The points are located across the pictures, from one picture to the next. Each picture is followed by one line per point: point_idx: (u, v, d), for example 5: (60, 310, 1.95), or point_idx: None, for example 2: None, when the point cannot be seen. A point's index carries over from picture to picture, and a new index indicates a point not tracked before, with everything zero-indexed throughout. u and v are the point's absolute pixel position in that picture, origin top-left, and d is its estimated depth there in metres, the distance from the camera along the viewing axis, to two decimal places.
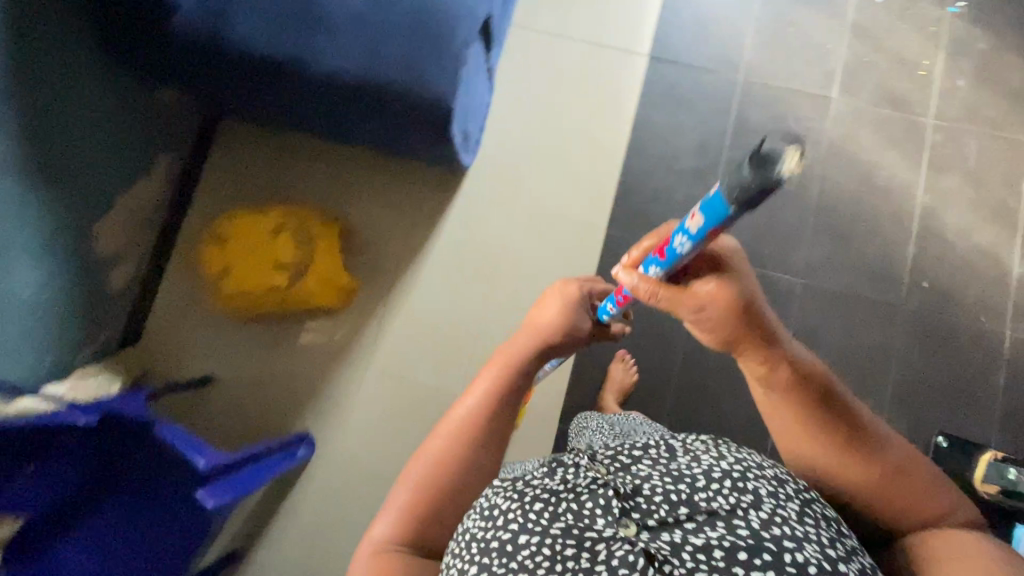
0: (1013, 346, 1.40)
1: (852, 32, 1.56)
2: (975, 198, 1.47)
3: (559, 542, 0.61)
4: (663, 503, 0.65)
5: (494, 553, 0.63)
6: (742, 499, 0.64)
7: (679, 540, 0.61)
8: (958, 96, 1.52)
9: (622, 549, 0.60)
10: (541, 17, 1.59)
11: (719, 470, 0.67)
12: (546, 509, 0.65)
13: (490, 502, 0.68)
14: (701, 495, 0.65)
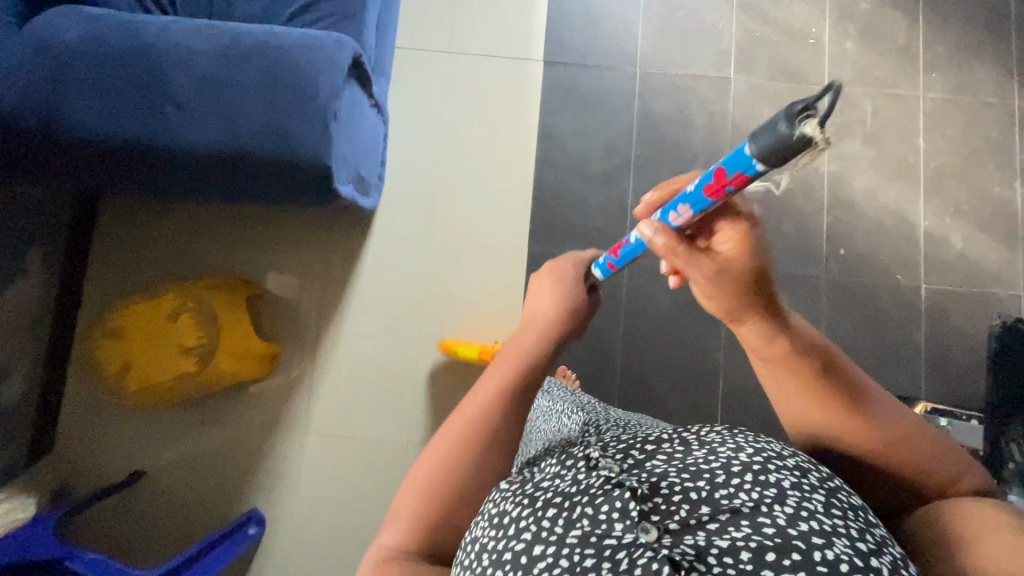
0: (930, 298, 1.45)
1: (739, 9, 1.55)
2: (878, 158, 1.50)
3: (576, 552, 0.53)
4: (682, 504, 0.56)
5: (507, 565, 0.55)
6: (765, 494, 0.56)
7: (703, 543, 0.53)
8: (848, 60, 1.54)
9: (644, 558, 0.51)
10: (427, 36, 1.53)
11: (739, 463, 0.59)
12: (559, 514, 0.56)
13: (499, 508, 0.60)
14: (722, 493, 0.57)
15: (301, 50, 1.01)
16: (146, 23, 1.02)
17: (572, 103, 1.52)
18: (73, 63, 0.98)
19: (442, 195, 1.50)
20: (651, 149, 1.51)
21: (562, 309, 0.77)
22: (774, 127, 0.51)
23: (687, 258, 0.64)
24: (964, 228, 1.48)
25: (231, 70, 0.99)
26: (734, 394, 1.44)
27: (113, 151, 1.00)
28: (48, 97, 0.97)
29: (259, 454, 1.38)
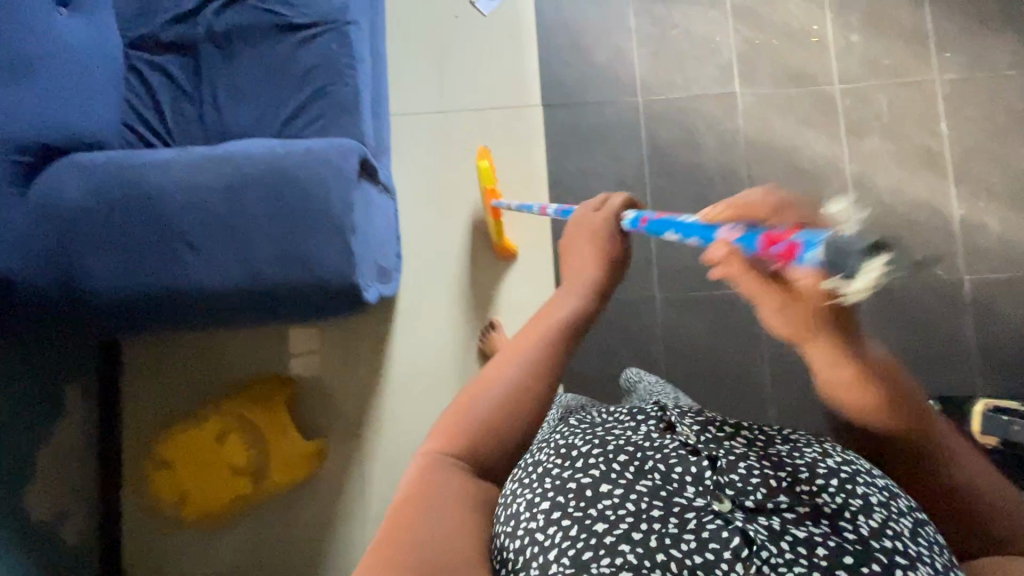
0: (973, 289, 1.41)
1: (734, 17, 1.49)
2: (900, 151, 1.44)
3: (646, 501, 0.56)
4: (759, 487, 0.57)
5: (574, 499, 0.58)
6: (848, 501, 0.56)
7: (777, 529, 0.54)
8: (856, 52, 1.47)
9: (713, 525, 0.54)
10: (419, 98, 1.48)
11: (825, 468, 0.58)
12: (633, 464, 0.59)
13: (568, 443, 0.64)
14: (804, 489, 0.57)
15: (306, 167, 0.98)
16: (147, 164, 0.99)
17: (577, 143, 1.47)
18: (82, 222, 0.96)
19: (460, 259, 1.46)
20: (665, 178, 1.46)
21: (602, 253, 0.75)
22: (846, 255, 0.44)
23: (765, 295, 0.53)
24: (999, 211, 1.43)
25: (241, 205, 0.96)
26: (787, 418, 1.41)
27: (132, 306, 0.97)
28: (67, 260, 0.96)
29: (320, 551, 1.35)
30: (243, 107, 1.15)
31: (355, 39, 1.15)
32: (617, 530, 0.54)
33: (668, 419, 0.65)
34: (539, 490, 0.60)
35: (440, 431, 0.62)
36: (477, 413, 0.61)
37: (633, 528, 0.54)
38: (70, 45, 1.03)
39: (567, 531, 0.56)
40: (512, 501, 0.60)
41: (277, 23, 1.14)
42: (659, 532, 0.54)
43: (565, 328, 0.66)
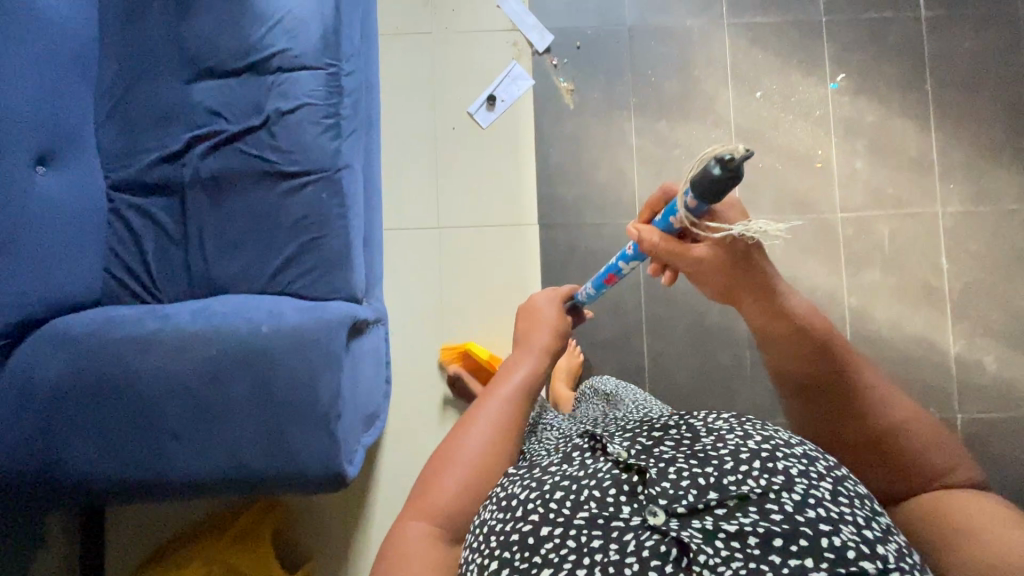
0: (966, 428, 1.40)
1: (739, 139, 1.46)
2: (900, 285, 1.43)
3: (582, 534, 0.51)
4: (691, 489, 0.52)
5: (515, 548, 0.52)
6: (772, 479, 0.52)
7: (711, 527, 0.50)
8: (860, 180, 1.45)
9: (650, 541, 0.49)
10: (413, 212, 1.46)
11: (748, 450, 0.54)
12: (568, 498, 0.53)
13: (507, 492, 0.58)
14: (731, 480, 0.52)
15: (293, 351, 0.96)
16: (128, 340, 0.96)
17: (575, 264, 1.44)
18: (58, 407, 0.93)
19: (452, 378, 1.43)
20: (663, 303, 1.43)
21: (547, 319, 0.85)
22: (705, 175, 0.67)
23: (665, 242, 0.74)
24: (996, 350, 1.41)
25: (226, 393, 0.94)
26: None
27: (109, 490, 0.95)
28: (42, 443, 0.93)
29: None
30: (231, 255, 1.10)
31: (346, 186, 1.12)
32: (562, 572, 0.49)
33: (598, 443, 0.61)
34: (487, 551, 0.54)
35: (418, 508, 0.63)
36: (448, 490, 0.63)
37: (577, 567, 0.49)
38: (39, 208, 0.99)
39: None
40: (468, 567, 0.56)
41: (267, 169, 1.11)
42: (602, 564, 0.48)
43: (524, 388, 0.73)
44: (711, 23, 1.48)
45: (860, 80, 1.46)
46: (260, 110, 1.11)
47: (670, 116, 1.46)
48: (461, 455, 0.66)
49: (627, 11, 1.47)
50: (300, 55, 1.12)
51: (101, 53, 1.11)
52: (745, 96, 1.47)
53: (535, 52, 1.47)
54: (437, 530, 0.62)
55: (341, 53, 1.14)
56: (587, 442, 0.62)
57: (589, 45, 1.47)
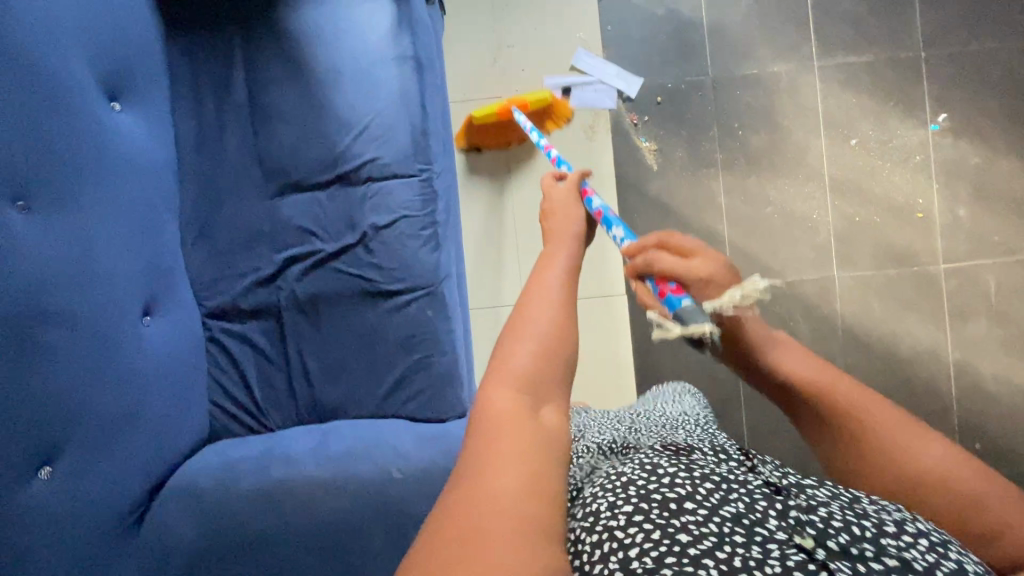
0: None
1: (834, 192, 1.38)
2: (1006, 336, 1.38)
3: (725, 525, 0.47)
4: (842, 532, 0.46)
5: (652, 503, 0.49)
6: (948, 568, 0.43)
7: (865, 573, 0.42)
8: (963, 229, 1.37)
9: (797, 556, 0.43)
10: (496, 290, 1.41)
11: (917, 528, 0.47)
12: (717, 490, 0.51)
13: (650, 461, 0.56)
14: (892, 543, 0.45)
15: (428, 493, 0.93)
16: (261, 493, 0.93)
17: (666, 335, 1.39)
18: (194, 571, 0.90)
19: None
20: None
21: (570, 211, 0.76)
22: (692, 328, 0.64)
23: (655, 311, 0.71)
24: None
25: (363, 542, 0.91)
26: None
27: None
28: None
29: None
30: (337, 379, 1.06)
31: (448, 300, 1.07)
32: (699, 544, 0.45)
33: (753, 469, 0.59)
34: (617, 496, 0.51)
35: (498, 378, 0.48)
36: (525, 354, 0.49)
37: (718, 547, 0.44)
38: (144, 360, 0.92)
39: (641, 530, 0.47)
40: (593, 502, 0.52)
41: (366, 288, 1.05)
42: (743, 555, 0.44)
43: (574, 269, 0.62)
44: (799, 67, 1.38)
45: (962, 120, 1.37)
46: (355, 225, 1.05)
47: (759, 172, 1.39)
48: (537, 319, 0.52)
49: (708, 61, 1.39)
50: (391, 162, 1.05)
51: (181, 175, 1.06)
52: (838, 144, 1.38)
53: (612, 113, 1.39)
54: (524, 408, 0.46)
55: (431, 156, 1.07)
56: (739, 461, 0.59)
57: (670, 100, 1.38)
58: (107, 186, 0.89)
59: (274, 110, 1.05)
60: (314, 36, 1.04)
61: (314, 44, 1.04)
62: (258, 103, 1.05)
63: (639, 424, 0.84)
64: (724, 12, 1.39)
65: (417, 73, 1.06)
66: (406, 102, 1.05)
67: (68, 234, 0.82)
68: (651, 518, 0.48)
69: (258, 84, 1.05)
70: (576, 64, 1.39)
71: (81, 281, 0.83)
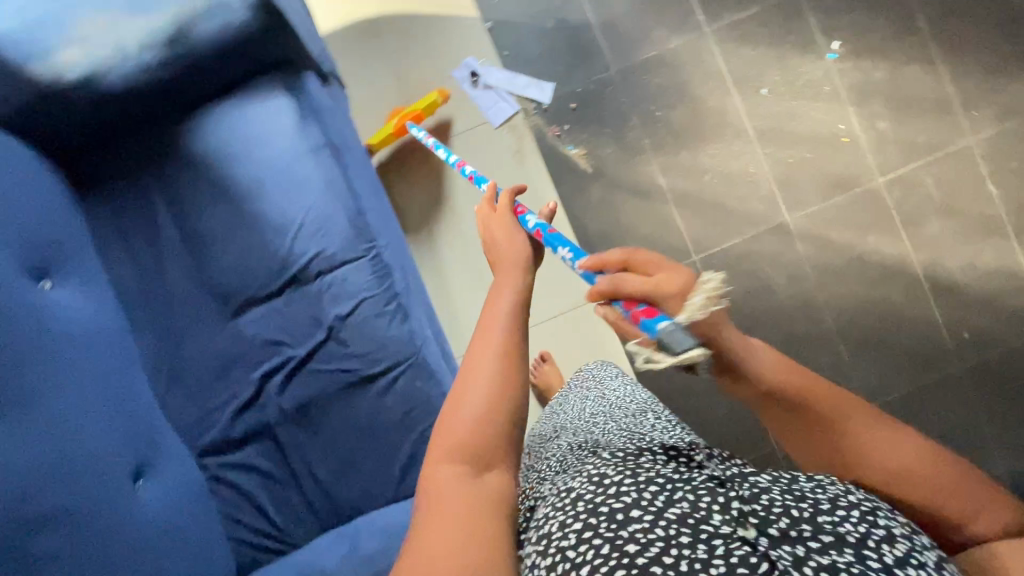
0: None
1: (763, 143, 1.43)
2: (960, 227, 1.43)
3: (672, 527, 0.51)
4: (784, 515, 0.52)
5: (601, 516, 0.54)
6: (872, 531, 0.51)
7: (802, 555, 0.49)
8: (889, 140, 1.43)
9: (741, 551, 0.49)
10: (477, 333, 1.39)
11: (848, 500, 0.54)
12: (661, 491, 0.55)
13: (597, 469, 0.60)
14: (827, 519, 0.52)
15: None
16: None
17: None
18: None
19: None
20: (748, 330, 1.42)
21: (513, 246, 0.72)
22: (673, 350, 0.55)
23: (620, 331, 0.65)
24: None
25: None
26: None
27: None
28: None
29: None
30: (349, 477, 1.05)
31: (434, 364, 1.07)
32: (647, 552, 0.50)
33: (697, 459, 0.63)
34: (571, 512, 0.56)
35: (441, 441, 0.55)
36: (467, 421, 0.54)
37: (664, 553, 0.50)
38: (154, 528, 0.88)
39: (592, 546, 0.52)
40: (546, 522, 0.58)
41: (351, 378, 1.04)
42: (689, 558, 0.49)
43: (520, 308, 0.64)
44: (693, 38, 1.43)
45: (856, 42, 1.43)
46: (320, 322, 1.05)
47: (689, 144, 1.42)
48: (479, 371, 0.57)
49: (608, 57, 1.43)
50: (336, 253, 1.05)
51: (133, 328, 1.04)
52: (753, 98, 1.43)
53: (535, 134, 1.42)
54: (465, 465, 0.52)
55: (374, 233, 1.07)
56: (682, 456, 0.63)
57: (584, 104, 1.42)
58: (66, 373, 0.86)
59: (208, 237, 1.04)
60: (223, 153, 1.05)
61: (227, 162, 1.05)
62: (190, 234, 1.05)
63: (603, 421, 0.89)
64: (608, 9, 1.43)
65: (336, 158, 1.08)
66: (334, 189, 1.06)
67: (38, 433, 0.80)
68: (600, 531, 0.53)
69: (185, 216, 1.05)
70: (485, 81, 1.41)
71: (65, 474, 0.80)
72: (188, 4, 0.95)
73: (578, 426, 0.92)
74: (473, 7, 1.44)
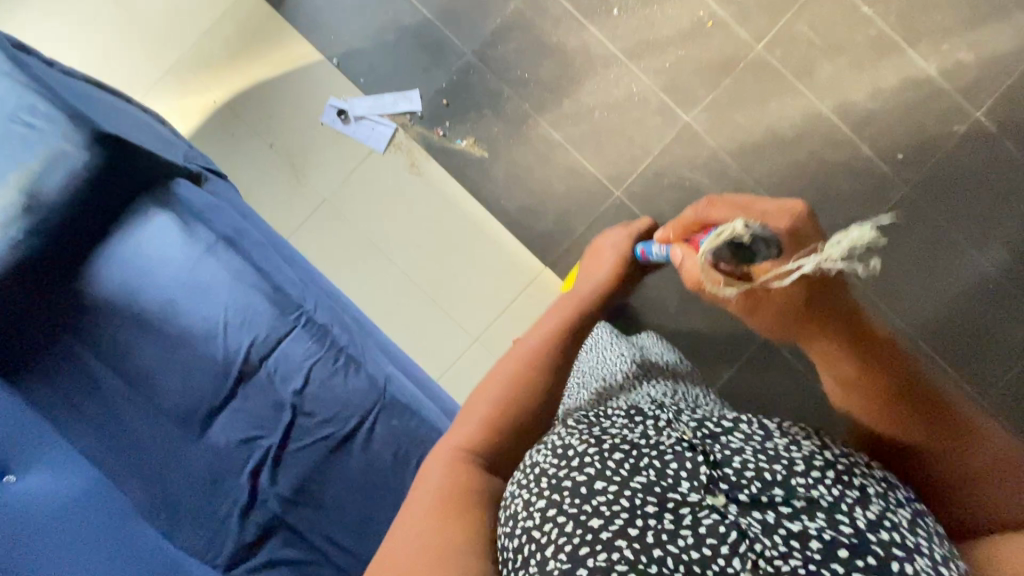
0: (993, 118, 1.41)
1: (635, 59, 1.42)
2: (853, 59, 1.42)
3: (638, 497, 0.53)
4: (754, 481, 0.55)
5: (566, 492, 0.55)
6: (846, 493, 0.54)
7: (772, 521, 0.51)
8: (750, 7, 1.42)
9: (710, 520, 0.51)
10: (444, 346, 1.40)
11: (822, 460, 0.56)
12: (625, 460, 0.56)
13: (562, 441, 0.60)
14: (799, 483, 0.54)
15: None
16: None
17: None
18: None
19: None
20: None
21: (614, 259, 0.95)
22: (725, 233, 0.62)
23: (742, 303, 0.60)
24: (965, 40, 1.41)
25: None
26: (939, 334, 1.41)
27: None
28: None
29: None
30: (372, 533, 1.05)
31: (402, 396, 1.08)
32: (612, 526, 0.52)
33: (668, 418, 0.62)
34: (535, 489, 0.57)
35: (449, 440, 0.68)
36: (467, 430, 0.67)
37: (630, 524, 0.51)
38: None
39: (555, 524, 0.53)
40: (509, 500, 0.59)
41: (331, 443, 1.06)
42: (655, 528, 0.51)
43: (552, 336, 0.78)
44: None
45: None
46: (281, 404, 1.06)
47: (567, 91, 1.42)
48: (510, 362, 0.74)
49: (457, 44, 1.42)
50: (268, 334, 1.06)
51: (116, 479, 1.03)
52: (607, 22, 1.42)
53: (419, 139, 1.42)
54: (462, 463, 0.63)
55: (297, 300, 1.08)
56: (654, 416, 0.63)
57: (454, 96, 1.42)
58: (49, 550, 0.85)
59: (147, 368, 1.05)
60: (123, 287, 1.05)
61: (134, 293, 1.05)
62: (130, 372, 1.05)
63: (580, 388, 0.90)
64: None
65: (233, 248, 1.08)
66: (245, 279, 1.07)
67: None
68: (567, 507, 0.54)
69: (116, 357, 1.05)
70: (354, 114, 1.42)
71: None
72: (31, 162, 1.00)
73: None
74: (313, 50, 1.43)
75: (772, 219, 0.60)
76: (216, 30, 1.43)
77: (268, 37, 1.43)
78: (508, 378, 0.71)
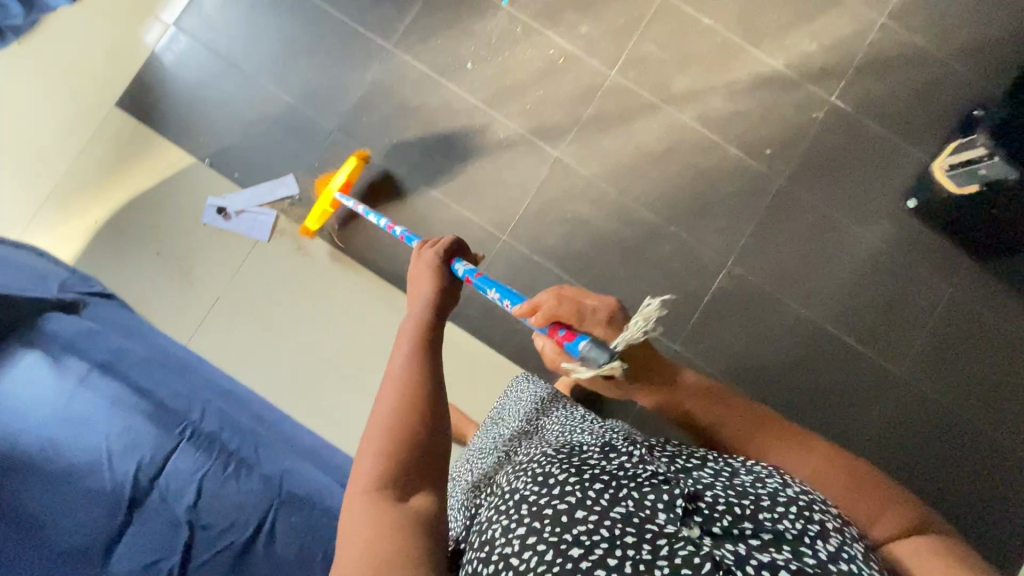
0: (847, 101, 1.45)
1: (496, 106, 1.46)
2: (704, 69, 1.47)
3: (618, 525, 0.52)
4: (726, 514, 0.54)
5: (545, 521, 0.53)
6: (807, 527, 0.54)
7: (743, 553, 0.50)
8: (596, 38, 1.47)
9: (684, 551, 0.50)
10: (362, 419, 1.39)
11: (784, 496, 0.57)
12: (607, 490, 0.55)
13: (541, 470, 0.59)
14: (766, 517, 0.54)
15: None
16: None
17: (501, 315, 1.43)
18: None
19: None
20: (585, 264, 1.44)
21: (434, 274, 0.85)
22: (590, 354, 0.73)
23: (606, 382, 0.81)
24: (804, 32, 1.46)
25: None
26: (844, 314, 1.42)
27: None
28: None
29: None
30: None
31: (299, 489, 1.11)
32: (592, 555, 0.50)
33: (645, 452, 0.62)
34: (514, 516, 0.55)
35: (357, 479, 0.59)
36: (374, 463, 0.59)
37: (608, 554, 0.50)
38: None
39: (534, 551, 0.51)
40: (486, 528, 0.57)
41: (230, 554, 1.03)
42: (635, 558, 0.50)
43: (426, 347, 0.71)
44: (383, 61, 1.46)
45: None
46: (177, 522, 1.03)
47: (437, 148, 1.45)
48: (394, 389, 0.64)
49: (323, 123, 1.46)
50: (152, 455, 1.06)
51: None
52: (463, 77, 1.46)
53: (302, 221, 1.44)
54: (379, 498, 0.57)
55: (181, 415, 1.11)
56: (628, 451, 0.62)
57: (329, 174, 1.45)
58: None
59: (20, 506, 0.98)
60: None
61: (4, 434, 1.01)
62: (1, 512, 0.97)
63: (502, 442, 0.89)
64: (299, 83, 1.46)
65: (109, 375, 1.11)
66: (124, 404, 1.09)
67: None
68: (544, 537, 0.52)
69: None
70: (234, 209, 1.44)
71: None
72: None
73: (476, 457, 0.92)
74: (185, 153, 1.46)
75: (598, 308, 0.83)
76: (88, 151, 1.46)
77: (140, 149, 1.46)
78: (406, 396, 0.64)
